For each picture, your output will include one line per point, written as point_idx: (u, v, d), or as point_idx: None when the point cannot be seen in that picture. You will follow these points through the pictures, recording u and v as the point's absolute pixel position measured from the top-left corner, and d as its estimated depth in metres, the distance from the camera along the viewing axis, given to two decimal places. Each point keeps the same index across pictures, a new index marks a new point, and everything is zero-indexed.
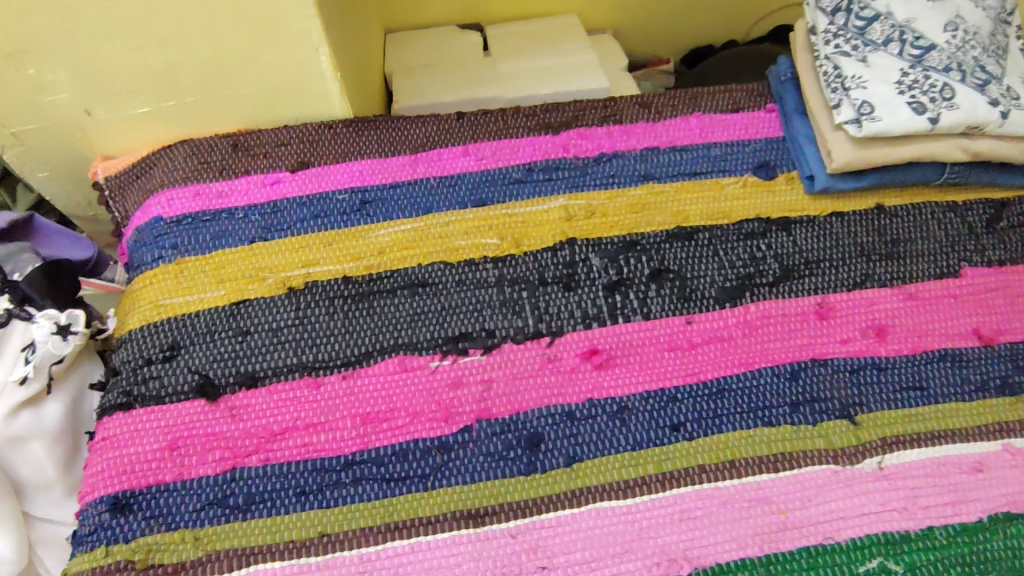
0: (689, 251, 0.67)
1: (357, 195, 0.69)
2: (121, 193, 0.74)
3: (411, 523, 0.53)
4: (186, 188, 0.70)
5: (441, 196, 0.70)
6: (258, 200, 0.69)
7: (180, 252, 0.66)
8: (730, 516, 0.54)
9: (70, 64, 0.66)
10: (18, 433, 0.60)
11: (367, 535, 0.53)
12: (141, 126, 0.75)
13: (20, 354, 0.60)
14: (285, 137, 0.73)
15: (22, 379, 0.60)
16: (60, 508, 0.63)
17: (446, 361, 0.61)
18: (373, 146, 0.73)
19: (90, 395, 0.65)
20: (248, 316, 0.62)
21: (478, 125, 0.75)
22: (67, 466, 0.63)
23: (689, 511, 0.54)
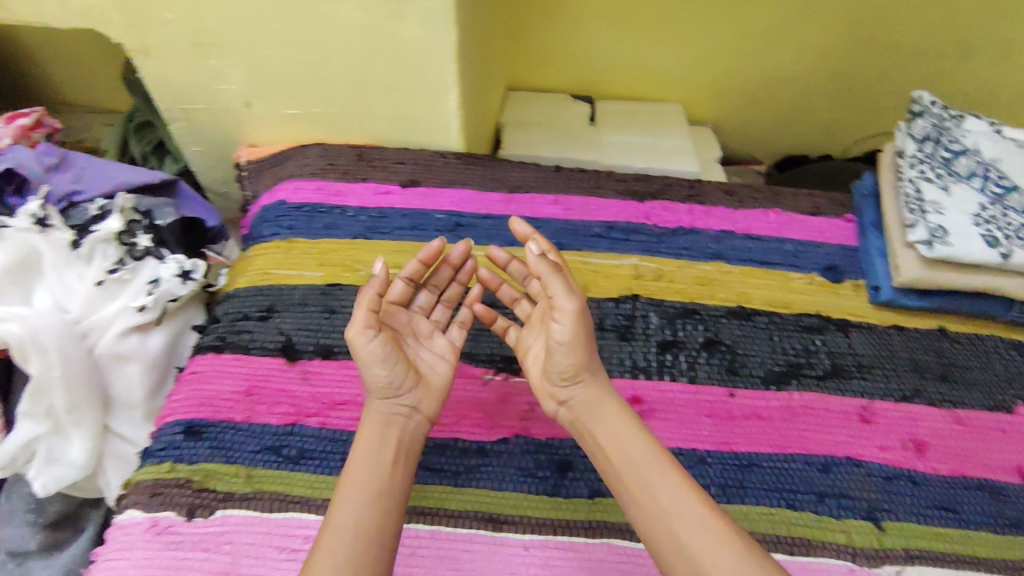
0: (744, 330, 0.70)
1: (453, 218, 0.77)
2: (256, 176, 0.86)
3: (437, 511, 0.58)
4: (312, 181, 0.80)
5: (525, 234, 0.77)
6: (368, 204, 0.78)
7: (294, 233, 0.75)
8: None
9: (245, 62, 0.78)
10: (125, 352, 0.69)
11: None
12: (284, 126, 0.86)
13: (144, 287, 0.70)
14: (403, 157, 0.82)
15: (142, 307, 0.69)
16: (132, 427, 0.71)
17: (498, 377, 0.67)
18: (476, 179, 0.81)
19: (187, 335, 0.75)
20: (338, 298, 0.70)
21: (572, 180, 0.82)
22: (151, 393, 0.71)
23: None
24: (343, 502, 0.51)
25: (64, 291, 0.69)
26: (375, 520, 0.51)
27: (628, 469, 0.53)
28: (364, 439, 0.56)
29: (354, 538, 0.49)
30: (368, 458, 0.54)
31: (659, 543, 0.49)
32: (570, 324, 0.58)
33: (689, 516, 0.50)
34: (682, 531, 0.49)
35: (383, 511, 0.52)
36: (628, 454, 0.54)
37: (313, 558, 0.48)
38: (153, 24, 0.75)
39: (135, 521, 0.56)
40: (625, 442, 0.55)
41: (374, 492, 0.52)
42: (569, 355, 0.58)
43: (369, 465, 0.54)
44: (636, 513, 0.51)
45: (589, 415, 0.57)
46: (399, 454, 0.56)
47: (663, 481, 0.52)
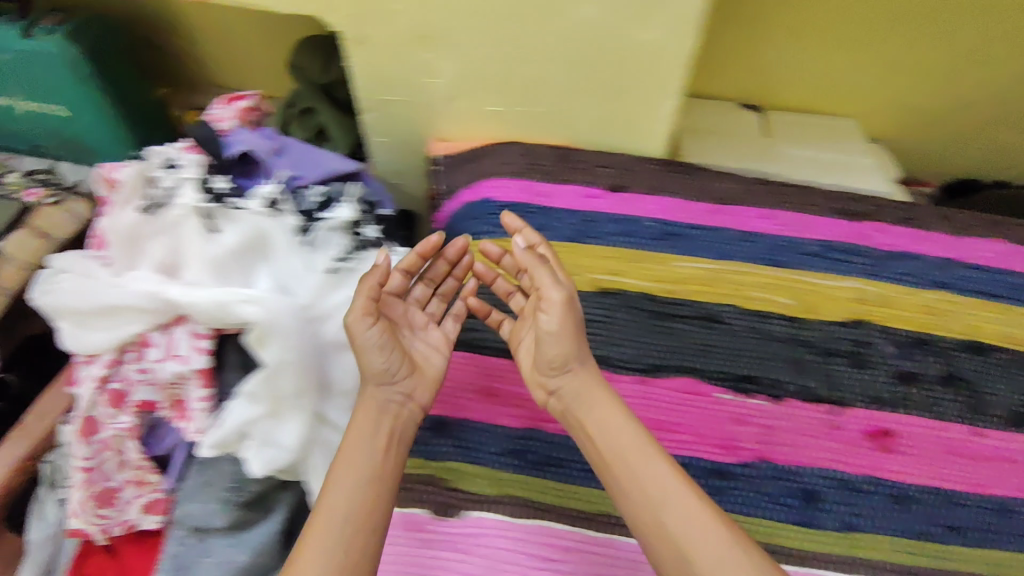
0: (981, 366, 0.68)
1: (662, 226, 0.75)
2: (450, 171, 0.85)
3: None
4: (516, 180, 0.78)
5: (739, 247, 0.74)
6: (576, 207, 0.76)
7: (506, 232, 0.74)
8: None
9: (459, 56, 0.76)
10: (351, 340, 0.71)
11: None
12: (481, 121, 0.85)
13: None
14: (606, 160, 0.80)
15: None
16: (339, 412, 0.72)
17: (731, 396, 0.64)
18: (682, 189, 0.78)
19: None
20: None
21: (783, 195, 0.79)
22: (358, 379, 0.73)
23: None
24: (337, 485, 0.54)
25: (291, 274, 0.69)
26: (370, 505, 0.54)
27: (613, 455, 0.55)
28: (358, 421, 0.58)
29: (356, 528, 0.52)
30: (354, 440, 0.57)
31: (650, 533, 0.51)
32: (556, 316, 0.59)
33: (694, 515, 0.51)
34: (669, 521, 0.51)
35: (373, 495, 0.54)
36: (630, 451, 0.55)
37: (307, 540, 0.51)
38: (374, 13, 0.74)
39: None
40: (613, 431, 0.56)
41: (364, 475, 0.55)
42: (556, 346, 0.59)
43: (363, 452, 0.56)
44: (624, 501, 0.53)
45: (576, 404, 0.59)
46: (392, 436, 0.58)
47: (652, 469, 0.54)
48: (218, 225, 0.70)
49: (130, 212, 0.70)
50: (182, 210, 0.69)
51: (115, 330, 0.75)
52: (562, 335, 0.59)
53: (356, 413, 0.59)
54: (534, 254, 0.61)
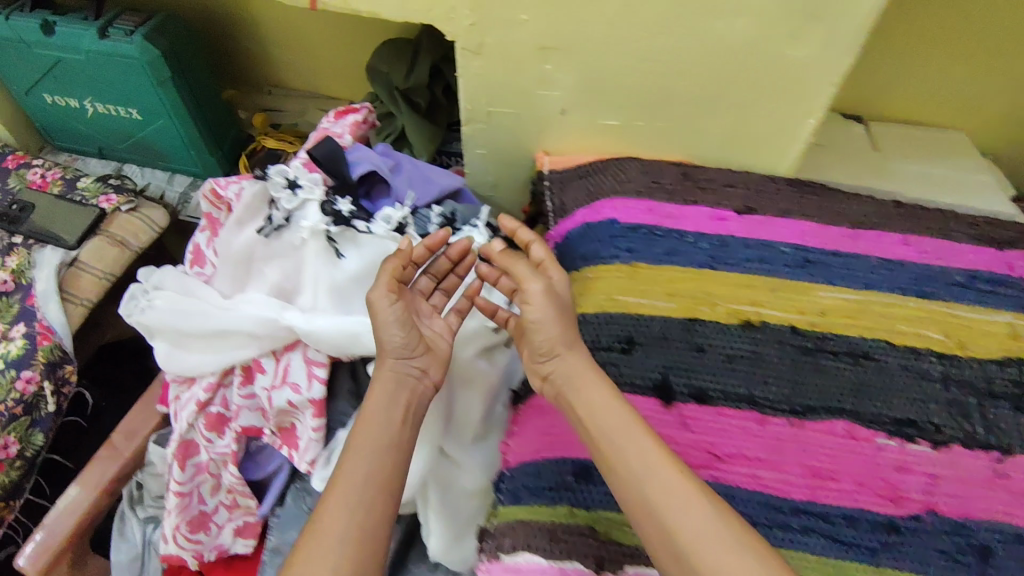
0: None
1: (801, 252, 0.71)
2: (561, 185, 0.81)
3: None
4: (640, 201, 0.75)
5: (882, 276, 0.70)
6: (707, 230, 0.72)
7: (636, 256, 0.70)
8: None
9: (584, 69, 0.72)
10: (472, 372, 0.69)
11: None
12: (593, 135, 0.80)
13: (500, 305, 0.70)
14: (732, 180, 0.77)
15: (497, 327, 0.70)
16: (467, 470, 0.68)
17: (893, 442, 0.60)
18: (815, 211, 0.75)
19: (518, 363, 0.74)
20: (703, 335, 0.64)
21: (917, 220, 0.75)
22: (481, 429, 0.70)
23: None
24: (352, 467, 0.55)
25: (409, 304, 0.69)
26: (366, 483, 0.55)
27: (607, 441, 0.55)
28: (375, 402, 0.59)
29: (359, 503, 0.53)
30: (371, 423, 0.58)
31: (641, 512, 0.52)
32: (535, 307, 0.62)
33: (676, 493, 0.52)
34: (652, 496, 0.52)
35: (383, 472, 0.56)
36: (612, 429, 0.56)
37: (322, 525, 0.52)
38: (499, 24, 0.69)
39: (538, 567, 0.54)
40: (601, 412, 0.56)
41: (369, 454, 0.56)
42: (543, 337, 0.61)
43: (370, 431, 0.58)
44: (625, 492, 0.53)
45: (568, 386, 0.59)
46: (390, 410, 0.59)
47: (644, 451, 0.54)
48: (339, 248, 0.67)
49: (245, 234, 0.69)
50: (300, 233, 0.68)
51: (219, 354, 0.71)
52: (547, 322, 0.61)
53: (373, 394, 0.60)
54: (511, 254, 0.65)
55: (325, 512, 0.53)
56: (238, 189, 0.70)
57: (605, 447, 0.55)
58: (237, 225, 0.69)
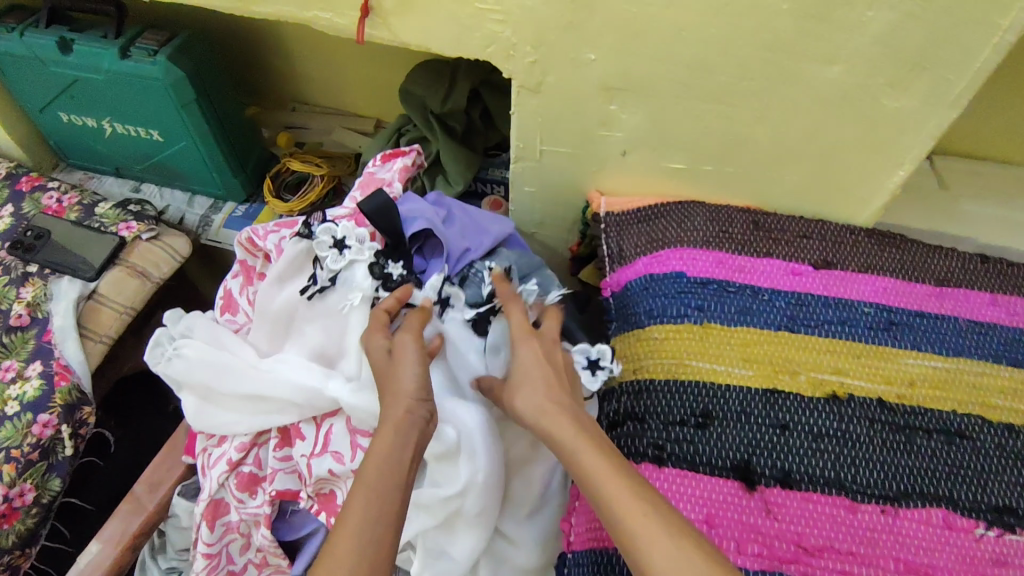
0: None
1: (885, 313, 0.66)
2: (618, 230, 0.76)
3: None
4: (709, 253, 0.70)
5: (971, 341, 0.65)
6: (782, 286, 0.67)
7: (707, 315, 0.65)
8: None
9: (652, 109, 0.67)
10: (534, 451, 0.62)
11: None
12: (654, 178, 0.75)
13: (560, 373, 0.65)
14: (806, 230, 0.71)
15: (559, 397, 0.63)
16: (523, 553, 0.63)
17: (990, 532, 0.55)
18: (896, 267, 0.70)
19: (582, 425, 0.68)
20: (784, 409, 0.60)
21: (1006, 276, 0.70)
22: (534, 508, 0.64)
23: None
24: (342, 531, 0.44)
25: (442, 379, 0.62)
26: (356, 553, 0.43)
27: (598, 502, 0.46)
28: (378, 454, 0.49)
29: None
30: (370, 480, 0.47)
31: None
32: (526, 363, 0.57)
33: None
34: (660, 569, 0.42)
35: (377, 543, 0.44)
36: (643, 511, 0.45)
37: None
38: (564, 63, 0.64)
39: None
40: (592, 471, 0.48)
41: (366, 518, 0.45)
42: (527, 399, 0.55)
43: (367, 489, 0.47)
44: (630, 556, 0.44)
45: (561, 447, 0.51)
46: (395, 468, 0.49)
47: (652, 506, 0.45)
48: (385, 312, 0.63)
49: (286, 294, 0.68)
50: (347, 297, 0.65)
51: (254, 417, 0.67)
52: (531, 380, 0.55)
53: (376, 444, 0.50)
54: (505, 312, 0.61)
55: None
56: (277, 240, 0.69)
57: (626, 529, 0.44)
58: (279, 281, 0.69)
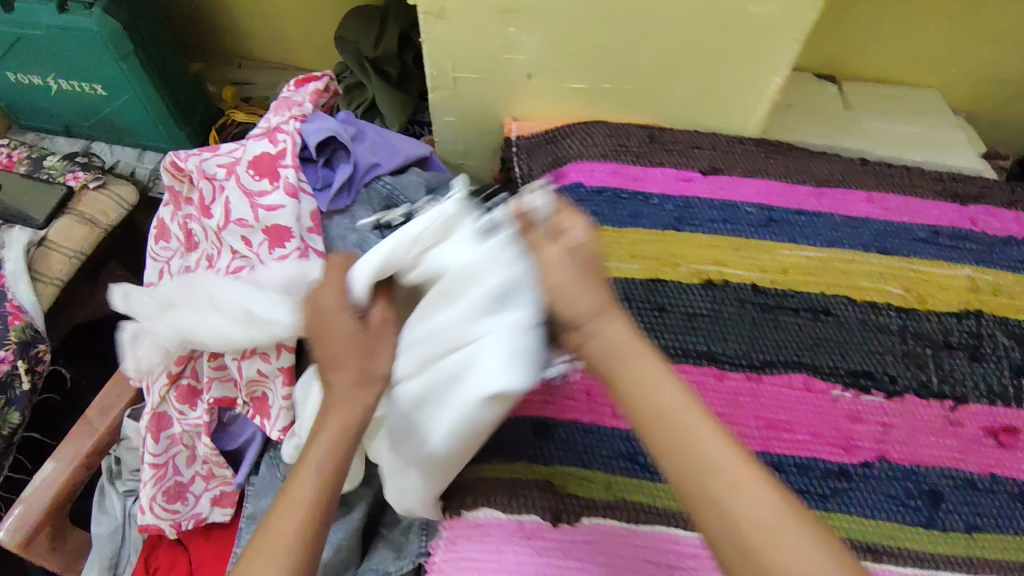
0: None
1: (765, 212, 0.72)
2: (530, 151, 0.81)
3: None
4: (606, 164, 0.75)
5: (845, 233, 0.71)
6: (672, 192, 0.73)
7: (601, 219, 0.71)
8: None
9: (548, 30, 0.72)
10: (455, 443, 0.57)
11: None
12: (561, 99, 0.80)
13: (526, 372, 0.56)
14: (699, 141, 0.77)
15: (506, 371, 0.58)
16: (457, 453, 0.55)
17: (847, 394, 0.61)
18: (781, 170, 0.75)
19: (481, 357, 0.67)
20: (665, 295, 0.66)
21: (884, 176, 0.75)
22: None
23: None
24: (284, 514, 0.45)
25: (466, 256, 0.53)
26: (294, 544, 0.44)
27: (660, 427, 0.43)
28: (326, 435, 0.48)
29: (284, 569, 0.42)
30: (313, 463, 0.47)
31: (721, 533, 0.39)
32: (551, 261, 0.49)
33: (778, 531, 0.38)
34: (740, 512, 0.39)
35: (320, 522, 0.45)
36: (714, 442, 0.41)
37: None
38: None
39: (497, 521, 0.54)
40: (652, 390, 0.44)
41: (311, 502, 0.45)
42: (579, 303, 0.47)
43: (311, 466, 0.47)
44: (684, 489, 0.41)
45: (610, 362, 0.46)
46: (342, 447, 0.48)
47: (715, 440, 0.41)
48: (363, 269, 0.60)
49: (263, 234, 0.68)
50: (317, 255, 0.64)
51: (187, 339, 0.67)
52: (571, 286, 0.48)
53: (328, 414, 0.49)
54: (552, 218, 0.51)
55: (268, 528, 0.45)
56: (199, 161, 0.70)
57: (702, 472, 0.40)
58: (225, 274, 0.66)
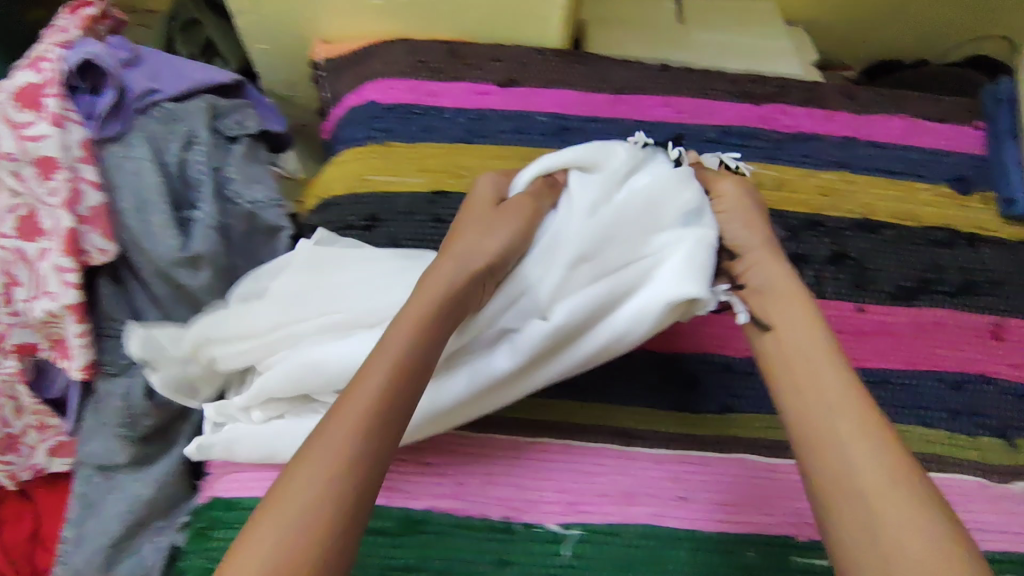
0: (873, 244, 0.67)
1: (558, 120, 0.71)
2: (336, 74, 0.79)
3: (555, 425, 0.59)
4: (402, 81, 0.73)
5: (636, 138, 0.71)
6: (467, 106, 0.72)
7: (391, 136, 0.70)
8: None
9: None
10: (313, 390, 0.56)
11: (524, 427, 0.58)
12: (362, 17, 0.78)
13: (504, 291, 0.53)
14: (498, 54, 0.75)
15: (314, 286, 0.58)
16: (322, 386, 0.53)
17: None
18: (579, 79, 0.74)
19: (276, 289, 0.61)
20: (444, 207, 0.66)
21: (681, 81, 0.76)
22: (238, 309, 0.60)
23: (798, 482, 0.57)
24: (350, 411, 0.43)
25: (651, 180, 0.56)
26: (349, 444, 0.41)
27: (801, 359, 0.48)
28: (399, 333, 0.46)
29: (337, 474, 0.40)
30: (381, 363, 0.45)
31: (817, 439, 0.44)
32: (730, 208, 0.56)
33: (893, 486, 0.41)
34: (852, 456, 0.42)
35: (388, 419, 0.43)
36: (834, 375, 0.46)
37: (277, 500, 0.39)
38: None
39: None
40: (798, 329, 0.49)
41: (380, 398, 0.43)
42: (765, 274, 0.53)
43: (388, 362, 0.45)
44: (790, 411, 0.46)
45: (761, 296, 0.52)
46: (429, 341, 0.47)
47: (829, 378, 0.46)
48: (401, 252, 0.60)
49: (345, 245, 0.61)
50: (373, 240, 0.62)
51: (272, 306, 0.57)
52: (735, 228, 0.55)
53: (420, 297, 0.48)
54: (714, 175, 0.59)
55: (330, 424, 0.42)
56: None
57: (817, 426, 0.45)
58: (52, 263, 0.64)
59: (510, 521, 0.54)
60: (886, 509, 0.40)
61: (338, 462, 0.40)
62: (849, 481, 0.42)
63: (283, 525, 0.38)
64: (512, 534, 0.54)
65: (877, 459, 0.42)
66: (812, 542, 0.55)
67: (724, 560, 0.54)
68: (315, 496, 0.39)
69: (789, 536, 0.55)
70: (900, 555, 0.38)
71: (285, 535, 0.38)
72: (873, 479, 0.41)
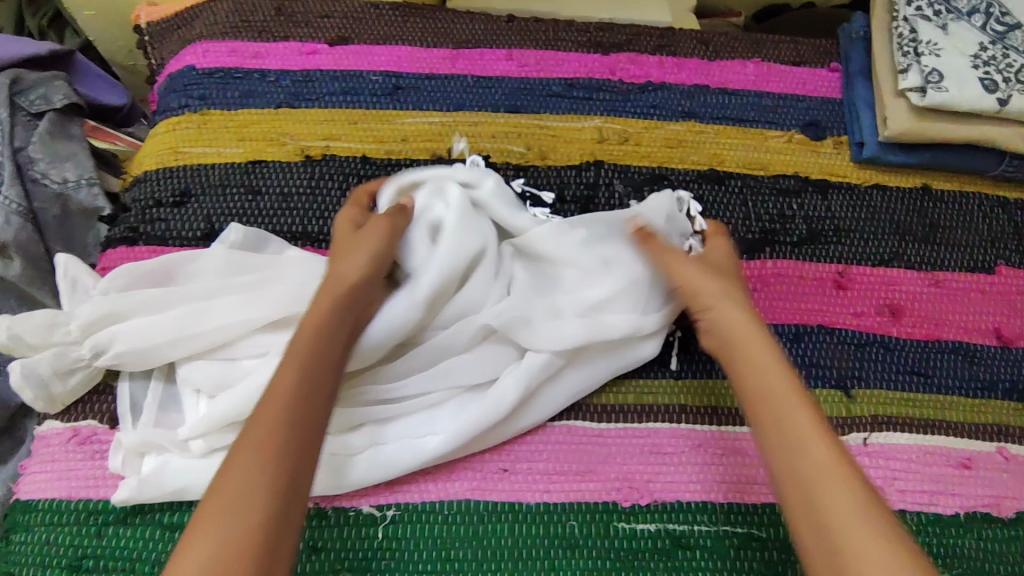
0: (718, 196, 0.65)
1: (391, 79, 0.68)
2: (162, 40, 0.73)
3: None
4: (224, 43, 0.69)
5: (474, 95, 0.68)
6: (292, 67, 0.67)
7: (208, 103, 0.65)
8: (716, 462, 0.54)
9: None
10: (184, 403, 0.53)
11: None
12: None
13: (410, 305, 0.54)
14: (330, 10, 0.71)
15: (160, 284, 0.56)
16: (187, 356, 0.53)
17: None
18: (417, 35, 0.70)
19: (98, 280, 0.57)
20: (262, 177, 0.62)
21: (527, 32, 0.72)
22: (68, 292, 0.55)
23: (625, 447, 0.54)
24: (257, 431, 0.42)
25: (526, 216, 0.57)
26: (279, 431, 0.42)
27: (757, 387, 0.47)
28: (295, 354, 0.46)
29: (269, 460, 0.41)
30: (286, 394, 0.44)
31: (773, 424, 0.45)
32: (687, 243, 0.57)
33: (857, 516, 0.40)
34: (817, 491, 0.42)
35: (313, 398, 0.45)
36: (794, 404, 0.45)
37: (212, 506, 0.39)
38: None
39: (56, 431, 0.54)
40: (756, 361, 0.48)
41: (284, 419, 0.43)
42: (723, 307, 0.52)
43: (298, 356, 0.46)
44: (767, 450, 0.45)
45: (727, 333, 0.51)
46: (328, 337, 0.48)
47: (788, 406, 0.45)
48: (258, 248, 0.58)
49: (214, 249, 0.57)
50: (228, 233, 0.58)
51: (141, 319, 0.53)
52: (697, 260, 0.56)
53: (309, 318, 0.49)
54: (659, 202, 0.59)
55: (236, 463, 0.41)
56: None
57: (782, 456, 0.44)
58: None
59: (322, 506, 0.51)
60: (828, 489, 0.41)
61: (275, 453, 0.41)
62: (799, 457, 0.43)
63: (221, 525, 0.38)
64: (325, 519, 0.51)
65: (814, 435, 0.44)
66: (635, 508, 0.52)
67: (548, 532, 0.51)
68: (251, 491, 0.40)
69: (611, 503, 0.52)
70: (850, 525, 0.40)
71: (228, 536, 0.38)
72: (816, 457, 0.43)
